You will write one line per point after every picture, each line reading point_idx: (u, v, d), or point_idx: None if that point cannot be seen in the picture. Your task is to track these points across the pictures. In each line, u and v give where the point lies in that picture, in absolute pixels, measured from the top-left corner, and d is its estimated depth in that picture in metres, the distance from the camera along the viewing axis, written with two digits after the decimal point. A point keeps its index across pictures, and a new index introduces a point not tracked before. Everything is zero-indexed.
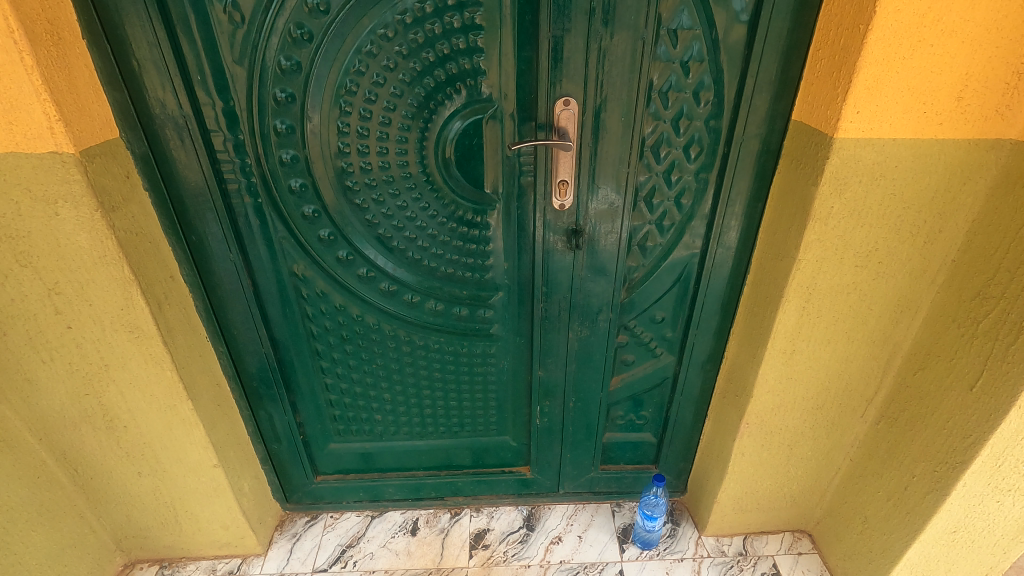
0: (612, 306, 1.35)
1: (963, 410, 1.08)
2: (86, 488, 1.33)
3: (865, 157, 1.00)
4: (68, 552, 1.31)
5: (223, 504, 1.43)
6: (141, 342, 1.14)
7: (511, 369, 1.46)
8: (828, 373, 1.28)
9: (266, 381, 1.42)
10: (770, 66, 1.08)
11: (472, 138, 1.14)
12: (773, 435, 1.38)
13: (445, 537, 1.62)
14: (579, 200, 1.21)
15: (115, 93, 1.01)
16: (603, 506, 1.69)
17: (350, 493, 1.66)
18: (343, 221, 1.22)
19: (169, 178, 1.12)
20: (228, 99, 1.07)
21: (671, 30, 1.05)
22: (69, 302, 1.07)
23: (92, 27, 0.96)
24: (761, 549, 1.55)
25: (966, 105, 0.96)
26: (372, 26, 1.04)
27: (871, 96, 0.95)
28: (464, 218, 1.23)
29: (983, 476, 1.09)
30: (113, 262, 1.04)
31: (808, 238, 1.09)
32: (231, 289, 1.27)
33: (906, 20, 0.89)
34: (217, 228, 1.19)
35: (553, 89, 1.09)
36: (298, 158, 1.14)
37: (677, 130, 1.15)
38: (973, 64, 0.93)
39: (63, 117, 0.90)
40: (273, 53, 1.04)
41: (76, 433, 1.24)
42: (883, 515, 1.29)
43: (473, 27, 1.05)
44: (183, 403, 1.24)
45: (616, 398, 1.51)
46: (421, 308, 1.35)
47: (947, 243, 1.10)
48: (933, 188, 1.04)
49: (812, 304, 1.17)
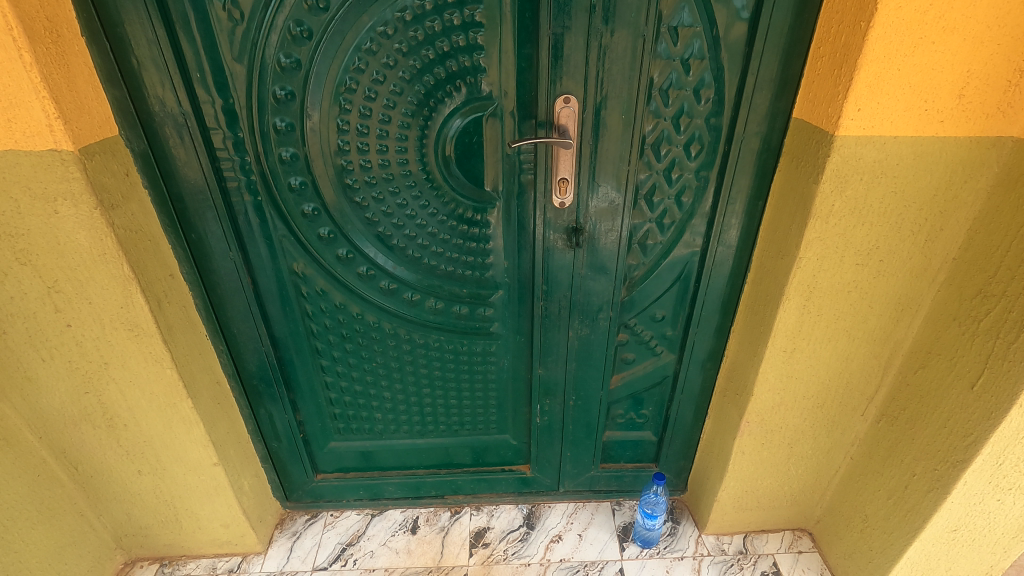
0: (612, 305, 1.35)
1: (964, 409, 1.08)
2: (86, 486, 1.33)
3: (866, 155, 1.00)
4: (68, 550, 1.31)
5: (223, 502, 1.43)
6: (140, 340, 1.14)
7: (511, 367, 1.45)
8: (829, 371, 1.28)
9: (266, 380, 1.42)
10: (771, 64, 1.07)
11: (472, 136, 1.14)
12: (773, 434, 1.38)
13: (445, 535, 1.62)
14: (579, 198, 1.20)
15: (114, 91, 1.01)
16: (603, 504, 1.69)
17: (350, 491, 1.66)
18: (342, 219, 1.21)
19: (169, 175, 1.12)
20: (228, 96, 1.07)
21: (671, 28, 1.05)
22: (69, 300, 1.07)
23: (91, 24, 0.96)
24: (761, 548, 1.55)
25: (967, 103, 0.96)
26: (372, 24, 1.03)
27: (872, 94, 0.95)
28: (463, 216, 1.23)
29: (984, 474, 1.09)
30: (113, 260, 1.04)
31: (809, 236, 1.09)
32: (231, 288, 1.27)
33: (907, 17, 0.89)
34: (217, 226, 1.19)
35: (553, 87, 1.09)
36: (298, 156, 1.14)
37: (677, 127, 1.15)
38: (974, 61, 0.93)
39: (62, 115, 0.90)
40: (272, 51, 1.04)
41: (76, 431, 1.24)
42: (883, 514, 1.29)
43: (473, 24, 1.04)
44: (183, 401, 1.24)
45: (616, 397, 1.51)
46: (421, 306, 1.35)
47: (948, 241, 1.10)
48: (934, 186, 1.04)
49: (813, 302, 1.17)
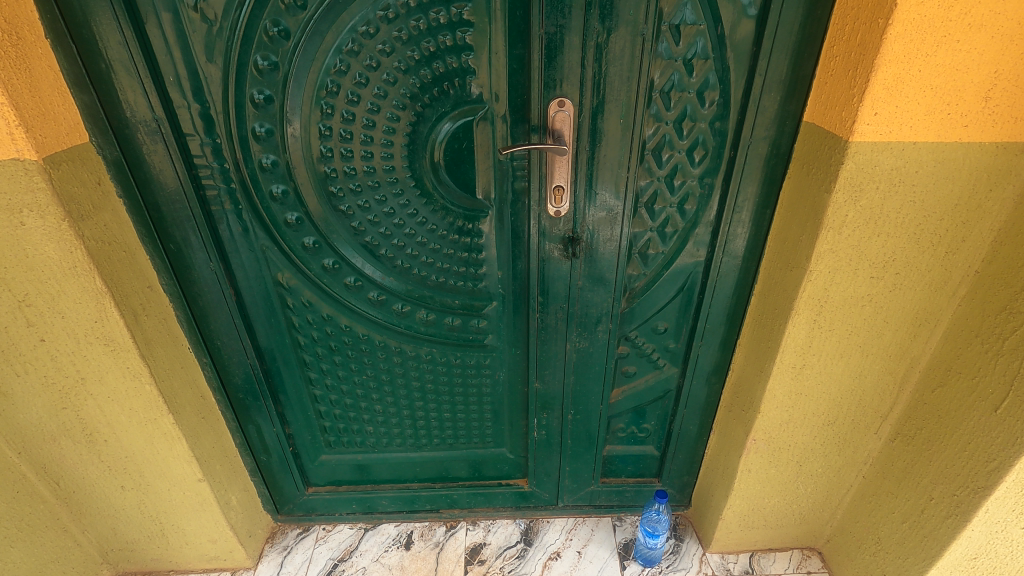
0: (612, 316, 1.28)
1: (986, 432, 1.01)
2: (69, 502, 1.29)
3: (883, 162, 0.93)
4: (52, 567, 1.27)
5: (210, 518, 1.39)
6: (117, 355, 1.09)
7: (508, 380, 1.40)
8: (841, 388, 1.21)
9: (252, 393, 1.37)
10: (780, 64, 1.01)
11: (462, 142, 1.08)
12: (782, 451, 1.32)
13: (440, 552, 1.56)
14: (577, 206, 1.14)
15: (82, 95, 0.96)
16: (604, 519, 1.63)
17: (343, 505, 1.61)
18: (328, 228, 1.16)
19: (144, 183, 1.07)
20: (204, 100, 1.02)
21: (673, 26, 0.99)
22: (41, 314, 1.02)
23: (56, 26, 0.91)
24: (768, 568, 1.49)
25: (993, 106, 0.89)
26: (353, 23, 0.98)
27: (890, 97, 0.88)
28: (455, 225, 1.17)
29: (1007, 502, 1.02)
30: (85, 274, 0.99)
31: (820, 248, 1.02)
32: (213, 299, 1.22)
33: (930, 13, 0.82)
34: (197, 236, 1.14)
35: (549, 90, 1.03)
36: (279, 163, 1.09)
37: (679, 132, 1.08)
38: (1003, 60, 0.86)
39: (24, 123, 0.85)
40: (249, 52, 0.99)
41: (56, 446, 1.20)
42: (898, 537, 1.22)
43: (461, 23, 0.99)
44: (163, 416, 1.19)
45: (617, 410, 1.44)
46: (411, 317, 1.30)
47: (970, 254, 1.02)
48: (958, 194, 0.96)
49: (825, 317, 1.10)
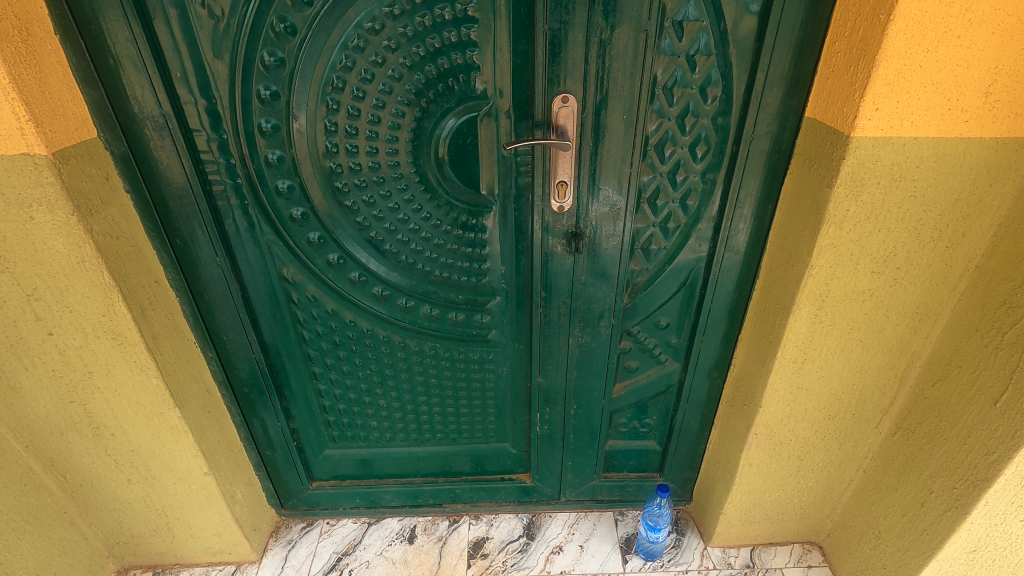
0: (614, 311, 1.29)
1: (986, 425, 1.02)
2: (76, 495, 1.30)
3: (884, 157, 0.94)
4: (59, 560, 1.28)
5: (215, 512, 1.40)
6: (125, 349, 1.10)
7: (511, 375, 1.41)
8: (841, 383, 1.22)
9: (257, 388, 1.38)
10: (782, 60, 1.01)
11: (467, 137, 1.09)
12: (783, 446, 1.33)
13: (443, 546, 1.57)
14: (580, 201, 1.15)
15: (91, 91, 0.97)
16: (605, 514, 1.64)
17: (347, 499, 1.62)
18: (332, 223, 1.17)
19: (152, 178, 1.08)
20: (210, 96, 1.03)
21: (676, 22, 1.00)
22: (49, 308, 1.03)
23: (65, 22, 0.92)
24: (769, 561, 1.50)
25: (994, 101, 0.89)
26: (359, 19, 0.99)
27: (892, 93, 0.88)
28: (459, 220, 1.18)
29: (1006, 495, 1.03)
30: (93, 268, 1.00)
31: (821, 243, 1.03)
32: (219, 294, 1.23)
33: (931, 9, 0.82)
34: (203, 231, 1.15)
35: (553, 86, 1.04)
36: (285, 158, 1.10)
37: (682, 128, 1.09)
38: (1002, 56, 0.86)
39: (33, 118, 0.86)
40: (256, 49, 1.00)
41: (63, 440, 1.21)
42: (898, 530, 1.23)
43: (466, 20, 1.00)
44: (170, 410, 1.20)
45: (619, 405, 1.45)
46: (415, 312, 1.31)
47: (970, 249, 1.03)
48: (958, 190, 0.97)
49: (826, 312, 1.11)
